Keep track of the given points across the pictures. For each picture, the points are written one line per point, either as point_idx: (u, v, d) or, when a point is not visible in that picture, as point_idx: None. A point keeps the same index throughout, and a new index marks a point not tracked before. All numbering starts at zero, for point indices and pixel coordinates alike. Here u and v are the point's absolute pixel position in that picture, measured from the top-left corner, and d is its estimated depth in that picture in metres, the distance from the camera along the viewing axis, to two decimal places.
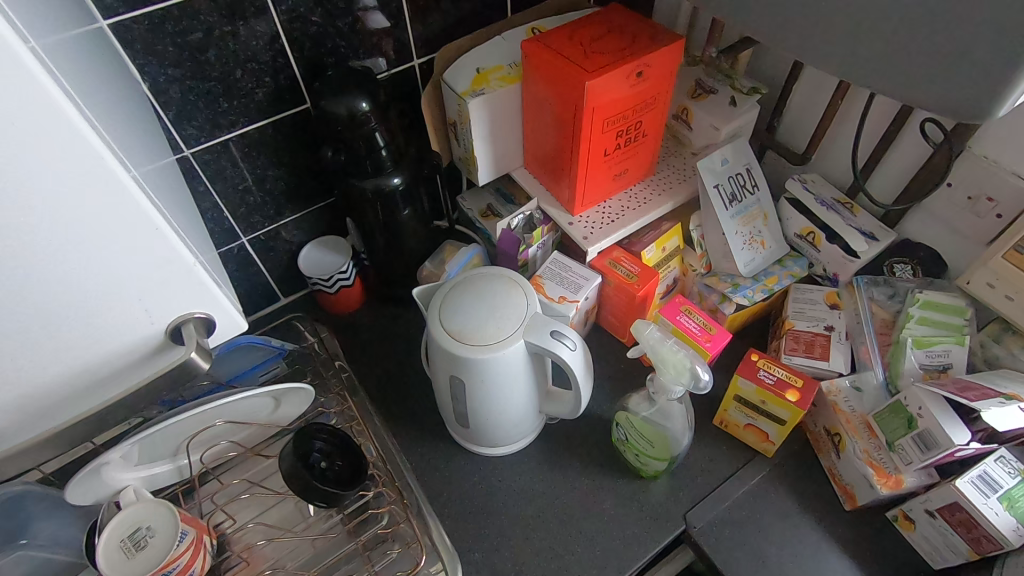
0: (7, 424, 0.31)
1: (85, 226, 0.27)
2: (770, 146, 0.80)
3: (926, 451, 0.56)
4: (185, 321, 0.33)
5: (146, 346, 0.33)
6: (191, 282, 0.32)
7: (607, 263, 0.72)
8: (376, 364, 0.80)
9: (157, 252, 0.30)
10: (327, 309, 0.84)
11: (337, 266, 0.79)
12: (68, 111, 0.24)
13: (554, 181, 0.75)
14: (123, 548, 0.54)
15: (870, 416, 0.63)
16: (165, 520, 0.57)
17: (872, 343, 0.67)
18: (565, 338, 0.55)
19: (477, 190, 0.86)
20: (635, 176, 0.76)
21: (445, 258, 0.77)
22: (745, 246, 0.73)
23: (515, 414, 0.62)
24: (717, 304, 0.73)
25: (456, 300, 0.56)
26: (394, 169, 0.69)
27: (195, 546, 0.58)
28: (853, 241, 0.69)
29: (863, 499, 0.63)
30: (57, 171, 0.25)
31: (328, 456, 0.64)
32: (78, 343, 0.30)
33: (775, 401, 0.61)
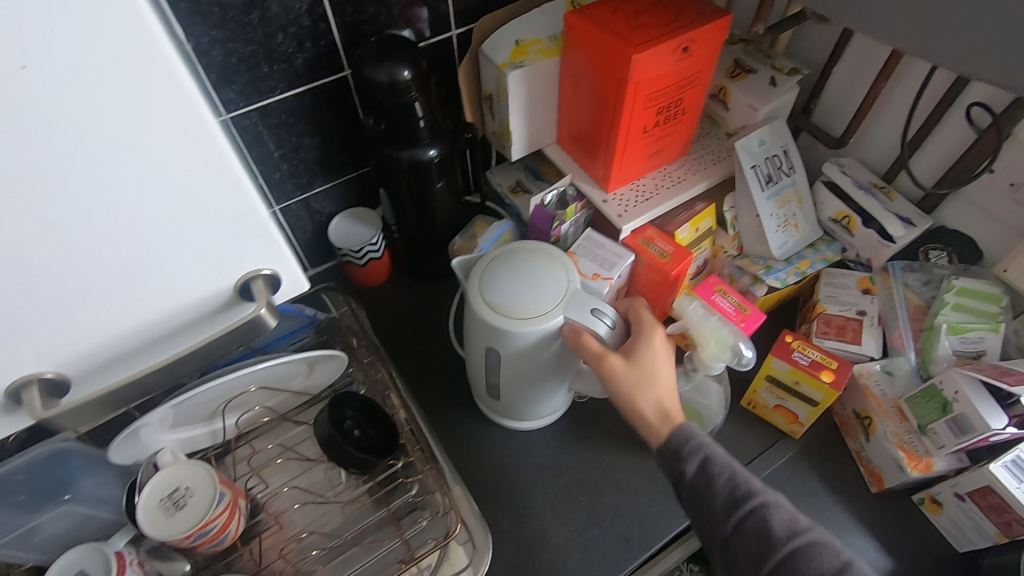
0: (79, 376, 0.31)
1: (172, 177, 0.27)
2: (806, 129, 0.79)
3: (960, 435, 0.56)
4: (253, 277, 0.33)
5: (215, 302, 0.33)
6: (262, 238, 0.32)
7: (640, 242, 0.72)
8: (404, 337, 0.80)
9: (237, 207, 0.30)
10: (354, 281, 0.84)
11: (367, 237, 0.78)
12: (171, 58, 0.23)
13: (588, 158, 0.74)
14: (163, 507, 0.55)
15: (901, 400, 0.63)
16: (203, 481, 0.57)
17: (905, 327, 0.67)
18: (604, 315, 0.55)
19: (506, 166, 0.86)
20: (670, 155, 0.75)
21: (476, 232, 0.77)
22: (779, 228, 0.73)
23: (545, 390, 0.63)
24: (749, 286, 0.73)
25: (497, 272, 0.56)
26: (431, 141, 0.68)
27: (231, 508, 0.59)
28: (890, 226, 0.68)
29: (891, 481, 0.63)
30: (153, 119, 0.24)
31: (361, 425, 0.65)
32: (153, 296, 0.30)
33: (810, 381, 0.61)
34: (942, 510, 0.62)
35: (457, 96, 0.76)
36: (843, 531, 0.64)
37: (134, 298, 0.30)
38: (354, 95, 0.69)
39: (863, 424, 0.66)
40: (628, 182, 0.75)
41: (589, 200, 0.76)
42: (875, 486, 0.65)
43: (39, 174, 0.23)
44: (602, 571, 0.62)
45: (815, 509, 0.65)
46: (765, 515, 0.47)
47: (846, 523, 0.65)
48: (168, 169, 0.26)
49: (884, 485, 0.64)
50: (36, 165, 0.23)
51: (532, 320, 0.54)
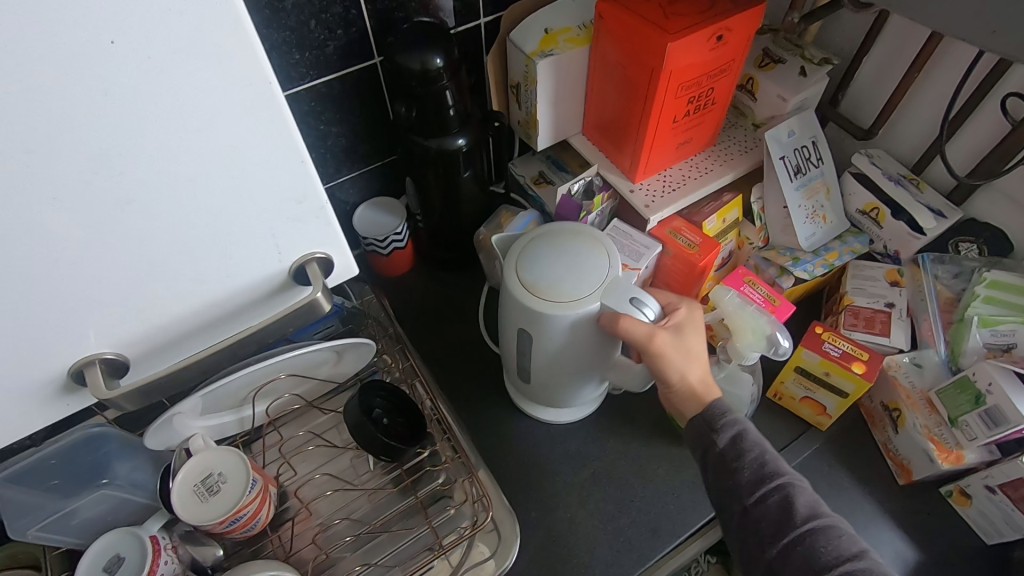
0: (142, 350, 0.34)
1: (240, 155, 0.28)
2: (834, 120, 0.79)
3: (993, 427, 0.56)
4: (309, 260, 0.35)
5: (273, 283, 0.35)
6: (320, 221, 0.34)
7: (667, 232, 0.72)
8: (428, 326, 0.80)
9: (298, 187, 0.31)
10: (378, 270, 0.84)
11: (392, 226, 0.78)
12: (249, 43, 0.25)
13: (615, 148, 0.74)
14: (197, 493, 0.55)
15: (932, 392, 0.63)
16: (236, 468, 0.57)
17: (935, 320, 0.67)
18: (645, 307, 0.54)
19: (530, 156, 0.86)
20: (698, 146, 0.75)
21: (501, 223, 0.77)
22: (807, 220, 0.72)
23: (577, 376, 0.62)
24: (775, 278, 0.73)
25: (539, 252, 0.56)
26: (460, 130, 0.68)
27: (262, 495, 0.59)
28: (921, 218, 0.68)
29: (920, 473, 0.63)
30: (228, 100, 0.26)
31: (388, 412, 0.65)
32: (216, 277, 0.32)
33: (840, 372, 0.61)
34: (971, 503, 0.62)
35: (484, 85, 0.76)
36: (870, 522, 0.64)
37: (198, 274, 0.32)
38: (383, 83, 0.69)
39: (891, 416, 0.66)
40: (655, 172, 0.74)
41: (615, 190, 0.76)
42: (903, 478, 0.65)
43: (125, 149, 0.25)
44: (630, 560, 0.63)
45: (842, 501, 0.65)
46: (790, 493, 0.49)
47: (873, 514, 0.65)
48: (237, 147, 0.28)
49: (912, 477, 0.64)
50: (120, 134, 0.25)
51: (568, 305, 0.53)
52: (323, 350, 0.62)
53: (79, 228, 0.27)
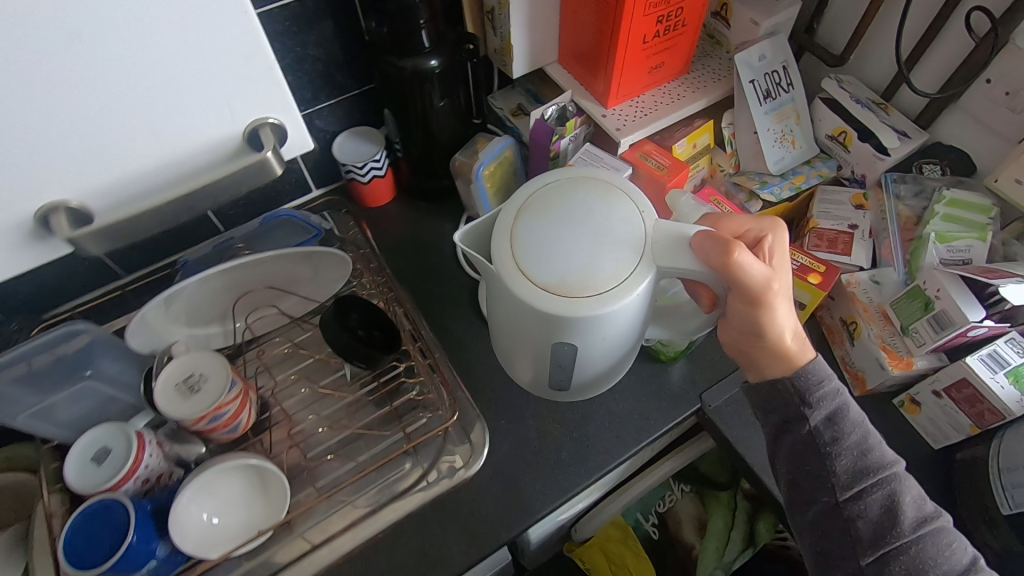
0: (105, 200, 0.39)
1: (200, 19, 0.34)
2: (808, 48, 0.79)
3: (940, 331, 0.59)
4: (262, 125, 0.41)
5: (228, 143, 0.41)
6: (271, 87, 0.40)
7: (638, 155, 0.73)
8: (408, 254, 0.82)
9: (246, 52, 0.37)
10: (359, 201, 0.86)
11: (371, 154, 0.80)
12: None
13: (589, 73, 0.75)
14: (179, 389, 0.58)
15: (888, 305, 0.65)
16: (216, 368, 0.60)
17: (894, 240, 0.69)
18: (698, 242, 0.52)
19: (508, 89, 0.87)
20: (670, 72, 0.76)
21: (477, 149, 0.78)
22: (776, 143, 0.74)
23: (618, 355, 0.59)
24: (744, 202, 0.75)
25: (559, 228, 0.51)
26: (433, 51, 0.68)
27: (241, 398, 0.62)
28: (886, 139, 0.70)
29: (873, 382, 0.66)
30: None
31: (364, 325, 0.67)
32: (176, 132, 0.38)
33: (797, 283, 0.63)
34: (921, 410, 0.65)
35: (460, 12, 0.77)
36: None
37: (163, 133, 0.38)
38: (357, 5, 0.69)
39: (849, 330, 0.68)
40: (628, 98, 0.75)
41: (588, 116, 0.77)
42: (858, 389, 0.68)
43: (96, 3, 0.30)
44: (595, 463, 0.66)
45: None
46: (888, 490, 0.50)
47: None
48: (190, 8, 0.33)
49: (866, 387, 0.67)
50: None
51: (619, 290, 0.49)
52: (294, 259, 0.63)
53: (56, 75, 0.31)
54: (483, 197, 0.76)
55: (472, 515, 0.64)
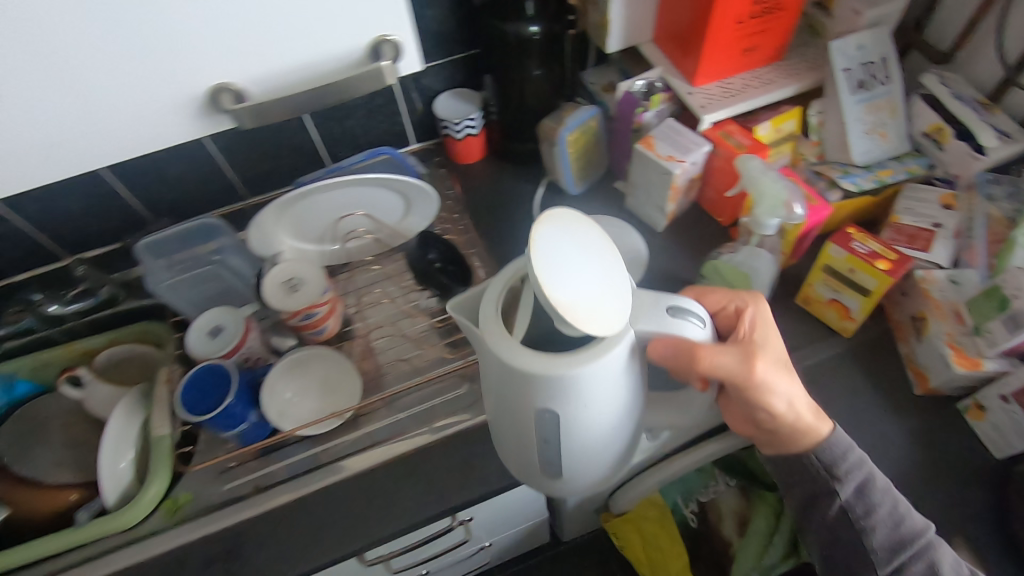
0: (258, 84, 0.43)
1: None
2: (914, 46, 0.78)
3: (1016, 331, 0.58)
4: (384, 40, 0.43)
5: (355, 51, 0.43)
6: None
7: (719, 134, 0.75)
8: (488, 208, 0.89)
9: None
10: (452, 157, 0.93)
11: (467, 113, 0.87)
12: None
13: (680, 53, 0.78)
14: (282, 287, 0.68)
15: (961, 305, 0.63)
16: (313, 274, 0.69)
17: (981, 243, 0.67)
18: (690, 314, 0.50)
19: (603, 67, 0.91)
20: (763, 57, 0.77)
21: (564, 115, 0.82)
22: (865, 134, 0.73)
23: (605, 438, 0.55)
24: (824, 190, 0.75)
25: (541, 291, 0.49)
26: (535, 18, 0.74)
27: (331, 305, 0.71)
28: (984, 137, 0.67)
29: (936, 380, 0.64)
30: None
31: (443, 260, 0.75)
32: (310, 27, 0.40)
33: (866, 269, 0.63)
34: (984, 417, 0.63)
35: None
36: (878, 422, 0.67)
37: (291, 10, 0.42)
38: None
39: (917, 326, 0.67)
40: (717, 79, 0.78)
41: (674, 93, 0.80)
42: (919, 387, 0.67)
43: None
44: None
45: (853, 400, 0.68)
46: (902, 544, 0.55)
47: (882, 415, 0.67)
48: None
49: (929, 386, 0.66)
50: None
51: (597, 349, 0.46)
52: (389, 187, 0.71)
53: None
54: (564, 160, 0.81)
55: None
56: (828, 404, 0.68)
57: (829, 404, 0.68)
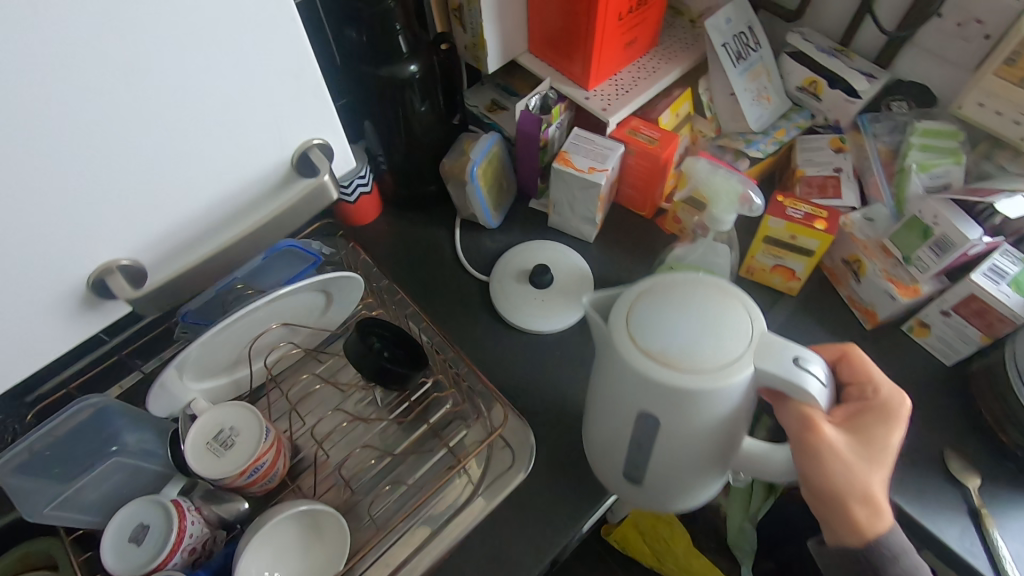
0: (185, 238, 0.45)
1: (230, 122, 0.41)
2: (762, 6, 1.01)
3: (942, 254, 0.78)
4: (309, 148, 0.46)
5: (282, 172, 0.46)
6: (316, 100, 0.44)
7: (628, 132, 0.92)
8: (436, 294, 0.98)
9: (297, 61, 0.41)
10: (349, 219, 1.04)
11: (355, 172, 0.96)
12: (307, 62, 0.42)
13: (566, 60, 0.93)
14: (211, 447, 0.69)
15: (884, 239, 0.86)
16: (244, 421, 0.71)
17: (880, 176, 0.90)
18: (808, 365, 0.56)
19: (479, 87, 1.06)
20: (643, 48, 0.96)
21: (464, 150, 0.97)
22: (754, 102, 0.95)
23: (711, 436, 0.62)
24: (733, 160, 0.96)
25: (615, 371, 0.62)
26: (411, 57, 0.83)
27: (274, 448, 0.74)
28: (855, 83, 0.91)
29: (882, 312, 0.87)
30: (248, 99, 0.41)
31: (388, 346, 0.81)
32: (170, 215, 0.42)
33: (806, 231, 0.82)
34: (929, 331, 0.86)
35: (428, 11, 0.93)
36: None
37: (204, 167, 0.42)
38: (324, 28, 0.85)
39: (855, 268, 0.89)
40: (607, 78, 0.95)
41: (569, 101, 0.95)
42: (869, 321, 0.90)
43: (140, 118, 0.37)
44: None
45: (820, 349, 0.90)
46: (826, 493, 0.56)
47: None
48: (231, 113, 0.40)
49: (875, 317, 0.89)
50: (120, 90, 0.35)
51: (736, 373, 0.55)
52: (311, 291, 0.76)
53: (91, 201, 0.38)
54: (478, 190, 0.95)
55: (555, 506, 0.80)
56: None
57: None
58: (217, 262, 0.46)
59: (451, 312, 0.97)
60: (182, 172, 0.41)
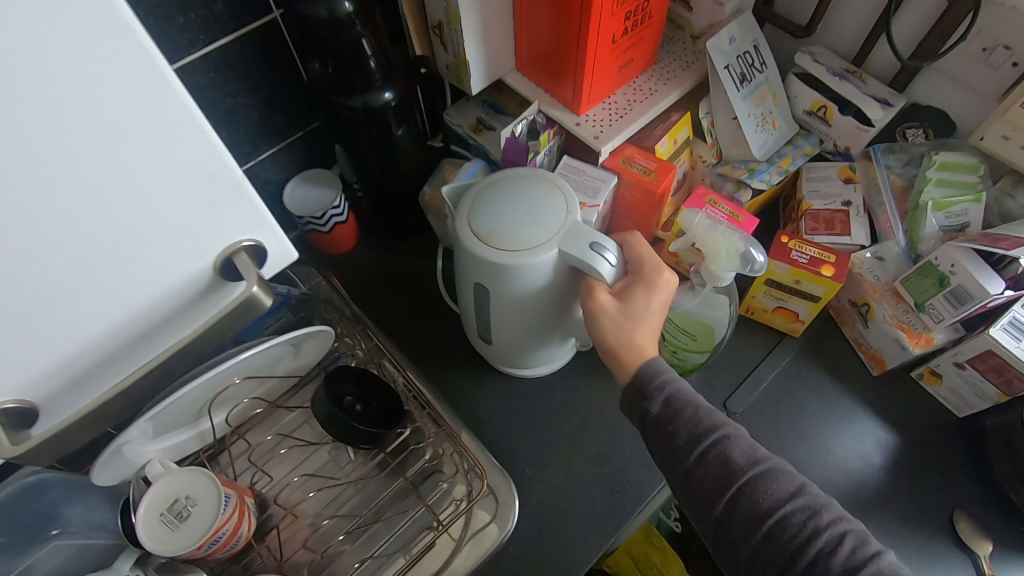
0: (90, 366, 0.39)
1: (137, 239, 0.35)
2: (770, 20, 0.93)
3: (959, 305, 0.72)
4: (236, 253, 0.41)
5: (205, 280, 0.41)
6: (241, 197, 0.39)
7: (621, 162, 0.86)
8: (416, 331, 0.93)
9: (208, 167, 0.36)
10: (325, 248, 0.97)
11: (329, 201, 0.90)
12: (229, 162, 0.37)
13: (556, 82, 0.86)
14: (165, 521, 0.64)
15: (895, 282, 0.80)
16: (202, 490, 0.66)
17: (893, 212, 0.84)
18: (601, 250, 0.65)
19: (464, 103, 0.98)
20: (639, 68, 0.89)
21: (446, 178, 0.91)
22: (758, 128, 0.88)
23: (535, 339, 0.78)
24: (735, 191, 0.89)
25: (457, 257, 0.72)
26: (385, 84, 0.76)
27: (237, 512, 0.69)
28: (869, 110, 0.84)
29: (891, 360, 0.82)
30: (159, 214, 0.35)
31: (360, 400, 0.76)
32: (71, 344, 0.37)
33: (811, 276, 0.77)
34: (941, 380, 0.81)
35: (406, 28, 0.85)
36: (853, 412, 0.83)
37: (110, 295, 0.36)
38: (291, 50, 0.78)
39: (863, 312, 0.83)
40: (599, 101, 0.88)
41: (559, 126, 0.88)
42: (876, 368, 0.85)
43: (23, 255, 0.31)
44: (634, 497, 0.80)
45: (823, 397, 0.85)
46: (724, 446, 0.60)
47: (854, 407, 0.84)
48: (138, 230, 0.35)
49: (884, 365, 0.83)
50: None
51: (540, 250, 0.64)
52: (278, 344, 0.71)
53: None
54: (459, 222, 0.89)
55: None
56: (802, 412, 0.83)
57: (802, 411, 0.84)
58: (137, 388, 0.41)
59: (431, 351, 0.92)
60: (82, 306, 0.35)
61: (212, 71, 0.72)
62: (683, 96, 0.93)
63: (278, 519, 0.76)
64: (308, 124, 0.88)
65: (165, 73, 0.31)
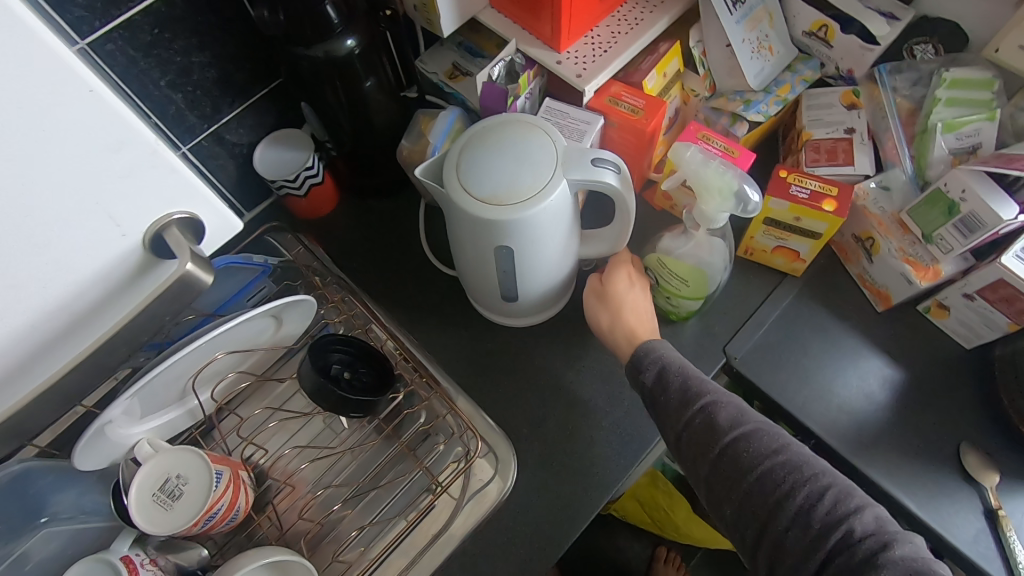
0: (26, 357, 0.36)
1: (47, 222, 0.32)
2: None
3: (970, 233, 0.68)
4: (167, 225, 0.38)
5: (138, 257, 0.38)
6: (161, 163, 0.35)
7: (608, 101, 0.80)
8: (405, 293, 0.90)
9: (113, 134, 0.32)
10: (303, 211, 0.93)
11: (301, 162, 0.85)
12: (139, 126, 0.33)
13: (532, 18, 0.79)
14: (158, 500, 0.63)
15: (901, 213, 0.75)
16: (191, 468, 0.64)
17: (899, 137, 0.79)
18: (604, 162, 0.63)
19: (438, 48, 0.92)
20: None
21: (422, 130, 0.86)
22: (754, 55, 0.82)
23: (548, 283, 0.77)
24: (730, 125, 0.84)
25: (456, 226, 0.67)
26: (347, 30, 0.70)
27: (232, 486, 0.68)
28: (873, 26, 0.77)
29: (898, 294, 0.79)
30: (65, 190, 0.32)
31: (349, 366, 0.74)
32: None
33: (813, 212, 0.72)
34: (949, 313, 0.78)
35: None
36: (857, 351, 0.81)
37: (29, 284, 0.33)
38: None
39: (868, 246, 0.79)
40: (581, 36, 0.81)
41: (540, 65, 0.82)
42: (882, 303, 0.82)
43: None
44: (634, 448, 0.79)
45: (826, 336, 0.82)
46: (712, 410, 0.63)
47: (859, 344, 0.81)
48: (44, 211, 0.32)
49: (890, 300, 0.80)
50: None
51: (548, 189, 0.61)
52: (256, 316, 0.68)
53: None
54: None
55: (536, 532, 0.75)
56: (804, 352, 0.81)
57: (805, 352, 0.81)
58: (83, 376, 0.38)
59: (423, 312, 0.89)
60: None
61: (157, 27, 0.66)
62: (672, 24, 0.86)
63: (276, 492, 0.75)
64: (271, 81, 0.82)
65: (23, 26, 0.27)
